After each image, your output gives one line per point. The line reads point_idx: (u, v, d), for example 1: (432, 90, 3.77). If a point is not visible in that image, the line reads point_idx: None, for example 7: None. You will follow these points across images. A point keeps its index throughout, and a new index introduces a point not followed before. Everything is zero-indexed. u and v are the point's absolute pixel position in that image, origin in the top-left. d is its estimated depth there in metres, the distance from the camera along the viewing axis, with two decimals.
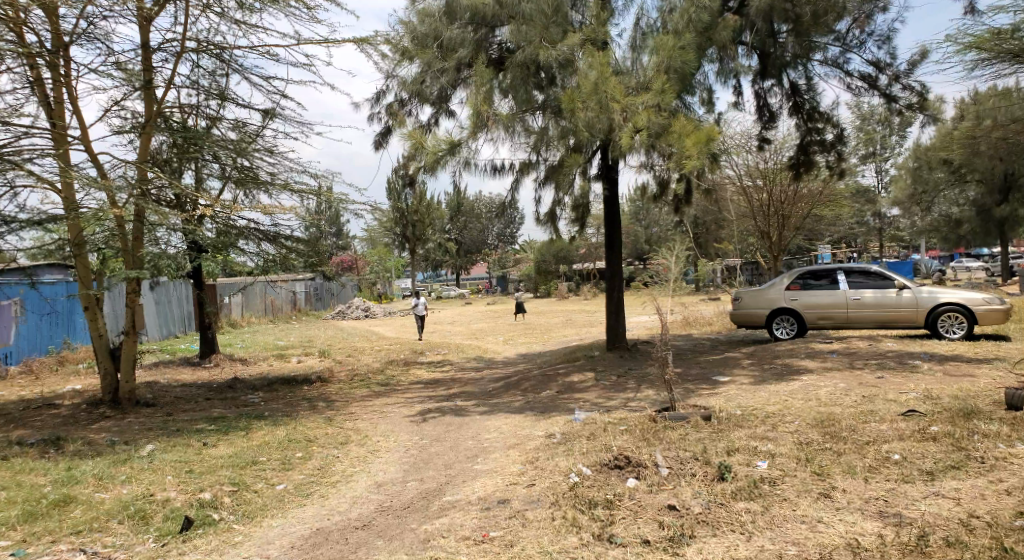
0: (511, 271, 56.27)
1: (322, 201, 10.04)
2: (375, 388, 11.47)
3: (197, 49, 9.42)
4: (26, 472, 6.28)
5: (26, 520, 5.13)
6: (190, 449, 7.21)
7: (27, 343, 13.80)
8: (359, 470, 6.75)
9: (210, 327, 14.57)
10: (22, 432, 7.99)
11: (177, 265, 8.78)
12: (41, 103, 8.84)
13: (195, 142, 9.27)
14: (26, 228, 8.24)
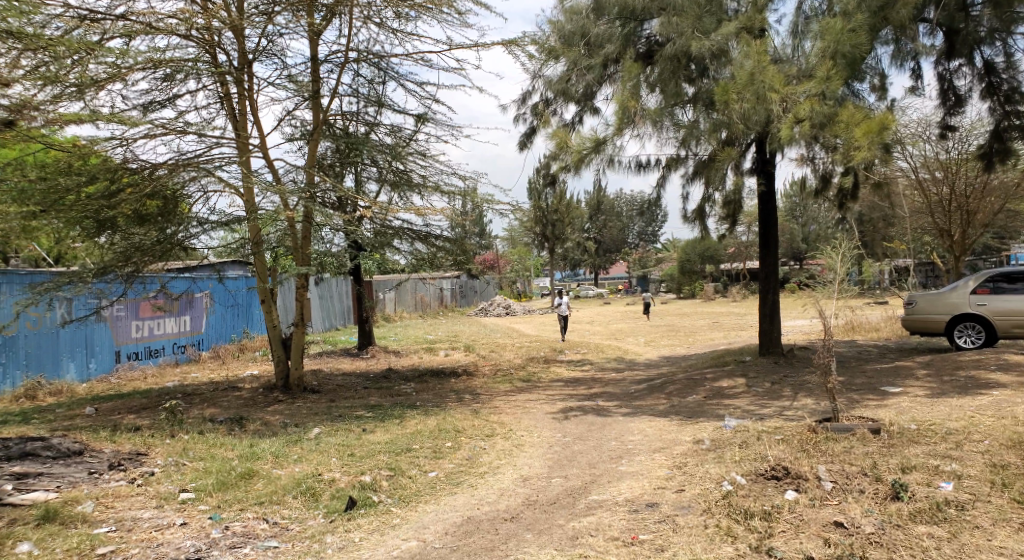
0: (653, 271, 55.17)
1: (470, 201, 10.37)
2: (519, 384, 11.68)
3: (359, 59, 10.06)
4: (217, 446, 7.04)
5: (219, 488, 5.74)
6: (352, 434, 7.72)
7: (215, 331, 15.41)
8: (506, 463, 6.90)
9: (367, 321, 15.51)
10: (212, 411, 8.95)
11: (341, 263, 9.44)
12: (228, 115, 9.83)
13: (357, 147, 9.90)
14: (216, 228, 9.22)
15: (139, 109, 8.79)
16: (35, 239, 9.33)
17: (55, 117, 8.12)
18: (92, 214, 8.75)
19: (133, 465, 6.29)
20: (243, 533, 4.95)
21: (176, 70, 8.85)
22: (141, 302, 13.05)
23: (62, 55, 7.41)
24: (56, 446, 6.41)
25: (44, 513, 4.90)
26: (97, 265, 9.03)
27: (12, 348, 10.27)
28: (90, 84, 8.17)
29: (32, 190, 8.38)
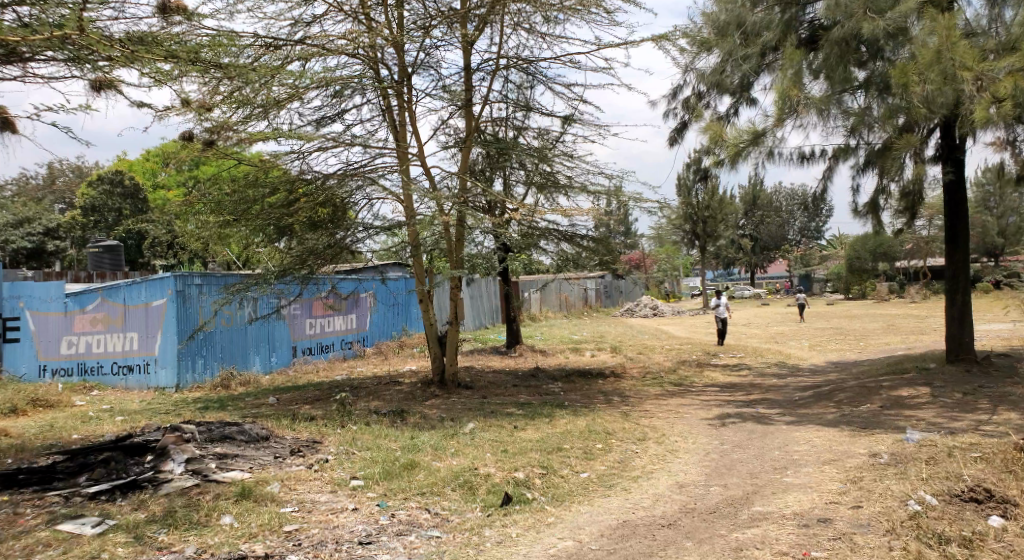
0: (815, 269, 51.59)
1: (619, 201, 10.23)
2: (670, 387, 11.36)
3: (510, 65, 10.26)
4: (381, 437, 7.46)
5: (385, 477, 6.08)
6: (504, 430, 7.89)
7: (379, 328, 16.41)
8: (659, 468, 6.73)
9: (516, 320, 15.79)
10: (376, 403, 9.51)
11: (491, 264, 9.70)
12: (389, 126, 10.40)
13: (506, 152, 10.10)
14: (379, 233, 9.79)
15: (313, 125, 9.52)
16: (227, 245, 10.41)
17: (246, 136, 9.01)
18: (274, 221, 9.65)
19: (311, 451, 6.83)
20: (408, 521, 5.19)
21: (345, 87, 9.49)
22: (314, 301, 14.16)
23: (253, 80, 8.21)
24: (248, 430, 7.11)
25: (241, 490, 5.44)
26: (278, 268, 9.91)
27: (210, 342, 11.53)
28: (273, 105, 8.99)
29: (227, 202, 9.46)
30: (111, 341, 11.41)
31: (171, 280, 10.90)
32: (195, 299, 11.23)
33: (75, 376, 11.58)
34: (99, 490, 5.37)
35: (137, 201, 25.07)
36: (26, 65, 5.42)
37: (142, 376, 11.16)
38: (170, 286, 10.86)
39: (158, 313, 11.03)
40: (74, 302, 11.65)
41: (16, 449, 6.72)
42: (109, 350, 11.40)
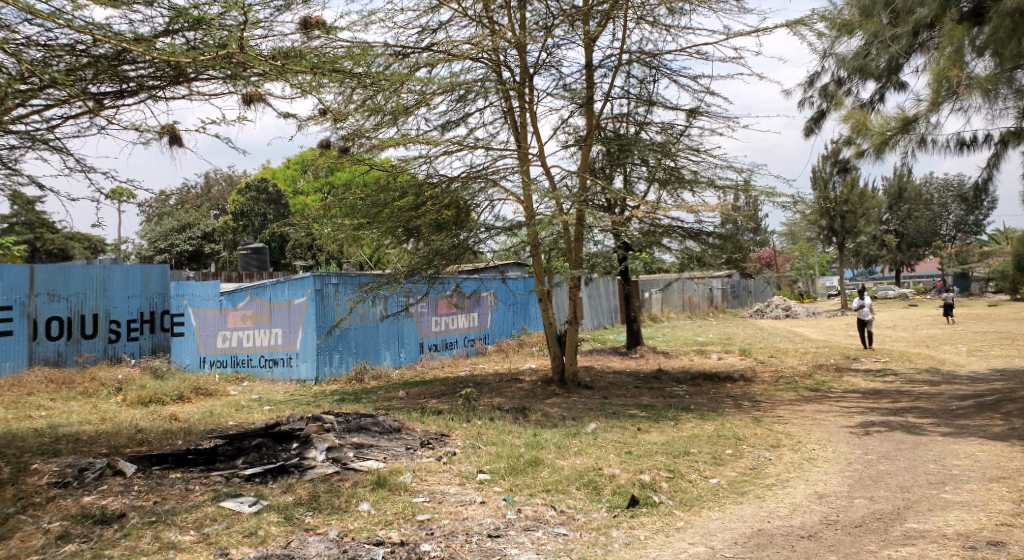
0: (972, 268, 46.99)
1: (748, 196, 9.79)
2: (806, 393, 10.73)
3: (632, 60, 10.08)
4: (505, 433, 7.56)
5: (510, 473, 6.14)
6: (627, 432, 7.77)
7: (499, 327, 16.66)
8: (797, 477, 6.36)
9: (637, 320, 15.50)
10: (499, 400, 9.66)
11: (612, 263, 9.47)
12: (511, 128, 10.53)
13: (627, 149, 9.93)
14: (501, 233, 9.93)
15: (438, 129, 9.81)
16: (360, 247, 10.93)
17: (377, 142, 9.42)
18: (403, 223, 10.04)
19: (439, 444, 7.04)
20: (534, 517, 5.20)
21: (469, 90, 9.71)
22: (439, 300, 14.60)
23: (385, 88, 8.56)
24: (381, 422, 7.43)
25: (377, 479, 5.70)
26: (407, 268, 10.27)
27: (345, 338, 12.18)
28: (402, 111, 9.34)
29: (361, 206, 9.95)
30: (259, 336, 12.31)
31: (311, 280, 11.61)
32: (332, 297, 11.91)
33: (229, 368, 12.59)
34: (253, 473, 5.81)
35: (279, 206, 26.89)
36: (189, 85, 5.94)
37: (286, 368, 11.97)
38: (310, 286, 11.58)
39: (299, 310, 11.78)
40: (227, 300, 12.69)
41: (183, 432, 7.41)
42: (257, 345, 12.31)
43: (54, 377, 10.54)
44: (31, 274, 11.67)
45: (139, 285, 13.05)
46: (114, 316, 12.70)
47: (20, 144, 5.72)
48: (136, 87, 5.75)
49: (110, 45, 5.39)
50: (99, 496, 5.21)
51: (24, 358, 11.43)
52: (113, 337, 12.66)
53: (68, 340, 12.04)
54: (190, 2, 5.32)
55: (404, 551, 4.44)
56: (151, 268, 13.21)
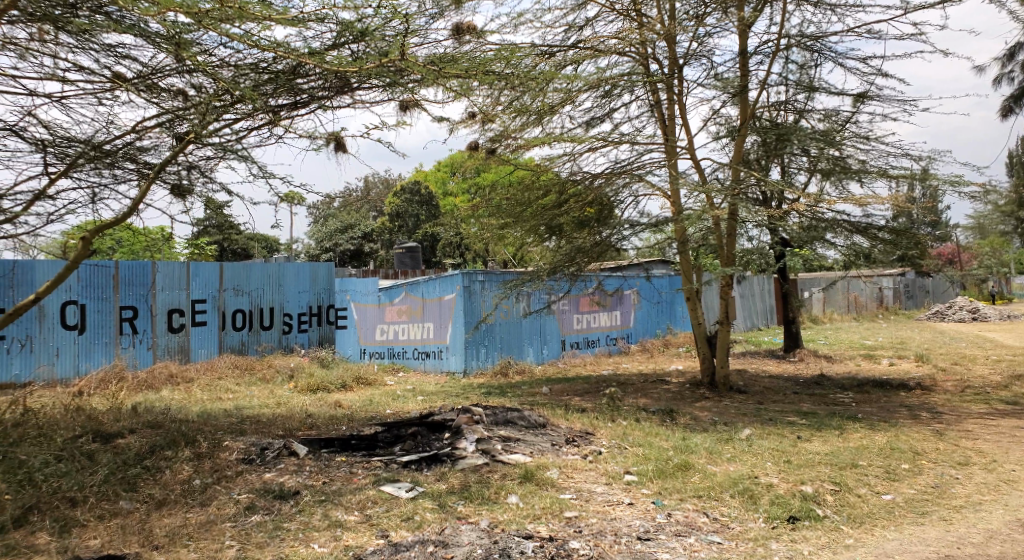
0: None
1: (927, 186, 8.89)
2: (998, 406, 9.56)
3: (791, 45, 9.48)
4: (653, 435, 7.39)
5: (659, 475, 5.99)
6: (786, 439, 7.32)
7: (643, 326, 16.36)
8: (990, 500, 5.67)
9: (795, 321, 14.58)
10: (646, 401, 9.46)
11: (768, 260, 8.92)
12: (658, 121, 10.26)
13: (786, 138, 9.34)
14: (646, 230, 9.70)
15: (583, 126, 9.75)
16: (504, 246, 11.13)
17: (523, 142, 9.56)
18: (547, 221, 10.09)
19: (585, 442, 7.02)
20: (686, 523, 5.03)
21: (615, 86, 9.58)
22: (583, 297, 14.57)
23: (532, 88, 8.64)
24: (527, 417, 7.53)
25: (524, 473, 5.78)
26: (550, 266, 10.31)
27: (491, 334, 12.47)
28: (547, 110, 9.41)
29: (505, 205, 10.13)
30: (412, 330, 12.90)
31: (459, 277, 12.01)
32: (479, 294, 12.24)
33: (385, 359, 13.29)
34: (409, 460, 6.10)
35: (431, 207, 28.03)
36: (353, 93, 6.33)
37: (437, 361, 12.46)
38: (458, 282, 11.98)
39: (449, 306, 12.22)
40: (384, 295, 13.42)
41: (346, 418, 7.93)
42: (411, 338, 12.91)
43: (239, 363, 11.73)
44: (221, 271, 12.94)
45: (308, 282, 14.18)
46: (287, 309, 13.90)
47: (215, 155, 6.37)
48: (308, 98, 6.22)
49: (288, 60, 5.86)
50: (278, 473, 5.72)
51: (214, 347, 12.77)
52: (286, 329, 13.86)
53: (250, 330, 13.31)
54: (356, 17, 5.62)
55: (553, 546, 4.46)
56: (319, 266, 14.31)
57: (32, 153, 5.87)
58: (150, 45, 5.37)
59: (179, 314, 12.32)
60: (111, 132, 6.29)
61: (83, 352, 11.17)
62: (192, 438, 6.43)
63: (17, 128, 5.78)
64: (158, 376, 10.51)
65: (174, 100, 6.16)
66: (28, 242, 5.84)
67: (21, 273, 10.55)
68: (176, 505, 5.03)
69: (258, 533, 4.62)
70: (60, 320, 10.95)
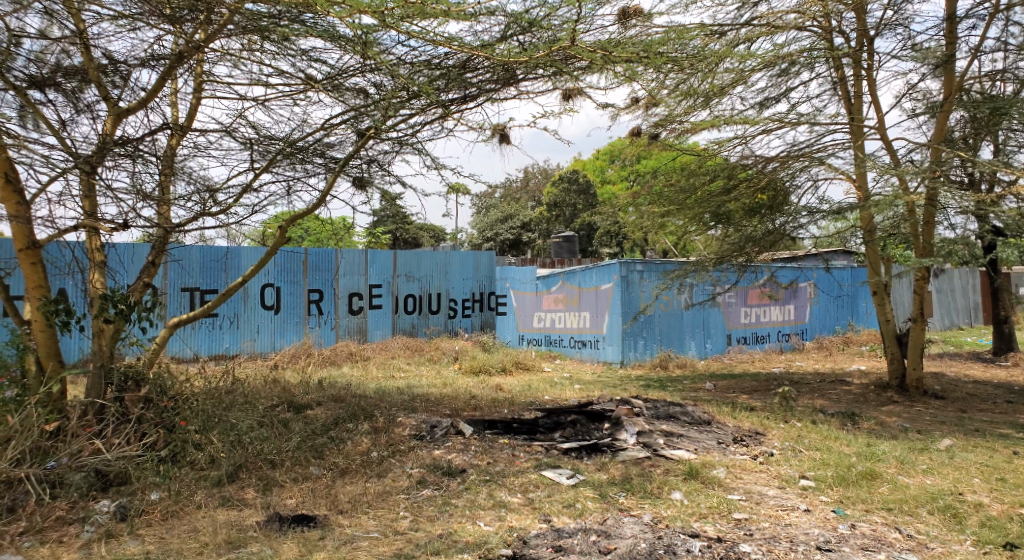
0: None
1: None
2: None
3: (1013, 4, 8.28)
4: (832, 438, 6.84)
5: (841, 483, 5.52)
6: (997, 454, 6.45)
7: (819, 321, 15.24)
8: None
9: (1006, 321, 12.84)
10: (823, 402, 8.79)
11: (975, 252, 7.87)
12: (844, 99, 9.42)
13: (1003, 112, 8.17)
14: (826, 218, 8.95)
15: (756, 107, 9.17)
16: (665, 235, 10.75)
17: (690, 126, 9.16)
18: (712, 208, 9.52)
19: (754, 442, 6.64)
20: (875, 537, 4.58)
21: (793, 63, 8.92)
22: (751, 290, 13.85)
23: (701, 69, 8.28)
24: (690, 413, 7.26)
25: (689, 470, 5.58)
26: (716, 256, 9.89)
27: (651, 325, 12.19)
28: (717, 93, 8.94)
29: (666, 192, 9.70)
30: (570, 319, 12.90)
31: (618, 267, 11.83)
32: (638, 284, 12.01)
33: (543, 346, 13.42)
34: (570, 447, 6.11)
35: (590, 196, 27.74)
36: (519, 85, 6.39)
37: (594, 350, 12.39)
38: (617, 272, 11.82)
39: (606, 296, 12.09)
40: (542, 284, 13.53)
41: (507, 402, 8.11)
42: (568, 327, 12.92)
43: (410, 345, 12.41)
44: (395, 259, 13.72)
45: (473, 269, 14.67)
46: (453, 296, 14.48)
47: (392, 149, 6.72)
48: (477, 92, 6.37)
49: (459, 55, 6.04)
50: (446, 451, 5.96)
51: (388, 329, 13.62)
52: (451, 314, 14.48)
53: (418, 314, 14.03)
54: (525, 8, 5.62)
55: (722, 548, 4.25)
56: (481, 254, 14.76)
57: (241, 151, 6.50)
58: (338, 47, 5.74)
59: (357, 298, 13.26)
60: (305, 130, 6.82)
61: (278, 330, 12.37)
62: (370, 413, 6.89)
63: (229, 129, 6.42)
64: (340, 353, 11.40)
65: (357, 98, 6.55)
66: (236, 232, 6.48)
67: (231, 259, 11.84)
68: (357, 474, 5.41)
69: (429, 507, 4.85)
70: (260, 301, 12.18)
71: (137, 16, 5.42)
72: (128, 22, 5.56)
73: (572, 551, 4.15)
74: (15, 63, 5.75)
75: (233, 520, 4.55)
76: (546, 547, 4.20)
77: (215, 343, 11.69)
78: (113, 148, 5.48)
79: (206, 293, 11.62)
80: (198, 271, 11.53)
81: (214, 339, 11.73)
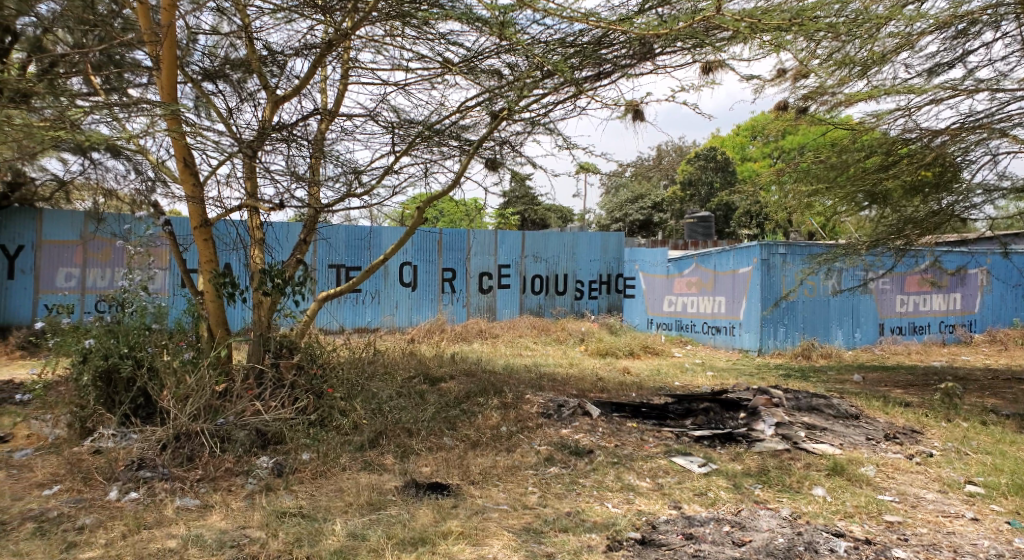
0: None
1: None
2: None
3: None
4: (1006, 442, 6.16)
5: (1017, 492, 4.94)
6: None
7: (992, 312, 13.78)
8: None
9: None
10: (994, 402, 7.92)
11: None
12: None
13: None
14: (1005, 197, 8.00)
15: (924, 74, 8.33)
16: (811, 216, 10.11)
17: (844, 98, 8.46)
18: (867, 187, 8.72)
19: (910, 441, 6.13)
20: None
21: (971, 23, 8.01)
22: (909, 276, 12.76)
23: (860, 34, 7.61)
24: (837, 405, 6.81)
25: (834, 466, 5.24)
26: (869, 239, 9.17)
27: (793, 312, 11.51)
28: (877, 60, 8.21)
29: (813, 168, 9.07)
30: (704, 303, 12.47)
31: (758, 250, 11.26)
32: (780, 268, 11.37)
33: (674, 331, 13.08)
34: (702, 435, 5.92)
35: (728, 173, 26.30)
36: (656, 61, 6.18)
37: (728, 337, 11.89)
38: (756, 255, 11.25)
39: (744, 280, 11.54)
40: (675, 266, 13.17)
41: (636, 386, 7.98)
42: (701, 311, 12.49)
43: (537, 324, 12.51)
44: (524, 239, 13.85)
45: (600, 251, 14.55)
46: (580, 277, 14.44)
47: (525, 129, 6.74)
48: (611, 68, 6.24)
49: (594, 32, 5.95)
50: (574, 431, 5.98)
51: (516, 308, 13.82)
52: (578, 295, 14.45)
53: (546, 295, 14.12)
54: None
55: (871, 551, 3.96)
56: (610, 235, 14.59)
57: (383, 135, 6.79)
58: (476, 30, 5.83)
59: (487, 277, 13.55)
60: (441, 113, 6.99)
61: (415, 306, 12.92)
62: (499, 388, 7.04)
63: (373, 114, 6.72)
64: (471, 330, 11.71)
65: (491, 81, 6.61)
66: (377, 212, 6.79)
67: (374, 239, 12.48)
68: (487, 447, 5.55)
69: (557, 484, 4.89)
70: (398, 278, 12.77)
71: (294, 8, 5.78)
72: (284, 15, 5.96)
73: (703, 540, 4.04)
74: (192, 59, 6.36)
75: (374, 483, 4.82)
76: (676, 534, 4.11)
77: (358, 316, 12.42)
78: (271, 134, 5.91)
79: (350, 270, 12.36)
80: (343, 249, 12.27)
81: (357, 313, 12.46)
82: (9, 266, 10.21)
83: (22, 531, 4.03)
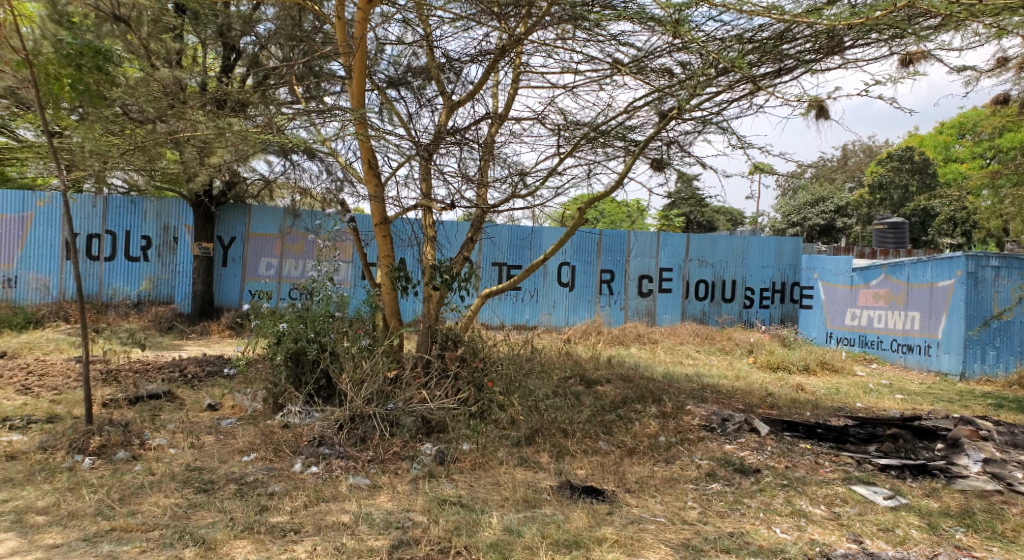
0: None
1: None
2: None
3: None
4: None
5: None
6: None
7: None
8: None
9: None
10: None
11: None
12: None
13: None
14: None
15: None
16: None
17: None
18: None
19: None
20: None
21: None
22: None
23: None
24: None
25: None
26: None
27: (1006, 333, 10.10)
28: None
29: None
30: (893, 318, 11.30)
31: (963, 261, 10.05)
32: (991, 283, 10.05)
33: (857, 347, 11.91)
34: (889, 464, 5.32)
35: (927, 175, 23.62)
36: (846, 54, 5.66)
37: (922, 357, 10.68)
38: (961, 267, 10.05)
39: (944, 295, 10.34)
40: (859, 276, 12.01)
41: (811, 405, 7.38)
42: (890, 327, 11.33)
43: (701, 332, 12.01)
44: (688, 242, 13.38)
45: (774, 257, 13.68)
46: (749, 283, 13.67)
47: (695, 129, 6.46)
48: (794, 63, 5.76)
49: (776, 26, 5.56)
50: (739, 447, 5.64)
51: (678, 314, 13.39)
52: (747, 303, 13.69)
53: (711, 301, 13.54)
54: None
55: None
56: (785, 241, 13.70)
57: (550, 137, 6.82)
58: (649, 29, 5.67)
59: (648, 280, 13.24)
60: (607, 114, 6.89)
61: (572, 306, 12.94)
62: (659, 397, 6.82)
63: (541, 116, 6.77)
64: (630, 333, 11.50)
65: (662, 80, 6.41)
66: (540, 213, 6.83)
67: (535, 238, 12.65)
68: (645, 456, 5.40)
69: (720, 502, 4.63)
70: (558, 278, 12.86)
71: (471, 17, 5.95)
72: (462, 23, 6.17)
73: None
74: (378, 68, 6.78)
75: (530, 480, 4.85)
76: None
77: (517, 314, 12.70)
78: (446, 137, 6.13)
79: (511, 268, 12.61)
80: (505, 248, 12.56)
81: (516, 310, 12.73)
82: (223, 255, 11.49)
83: (225, 491, 4.50)
